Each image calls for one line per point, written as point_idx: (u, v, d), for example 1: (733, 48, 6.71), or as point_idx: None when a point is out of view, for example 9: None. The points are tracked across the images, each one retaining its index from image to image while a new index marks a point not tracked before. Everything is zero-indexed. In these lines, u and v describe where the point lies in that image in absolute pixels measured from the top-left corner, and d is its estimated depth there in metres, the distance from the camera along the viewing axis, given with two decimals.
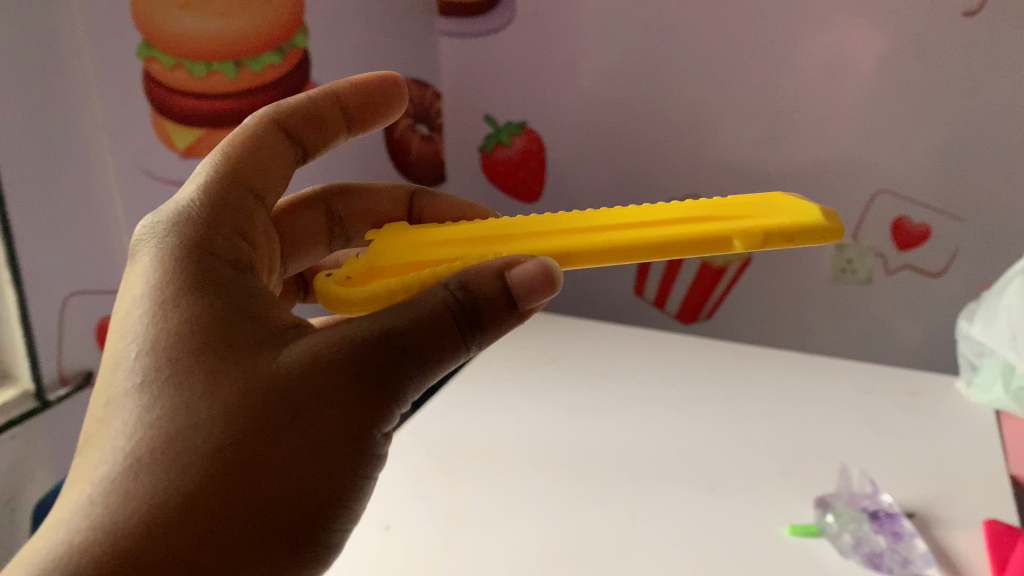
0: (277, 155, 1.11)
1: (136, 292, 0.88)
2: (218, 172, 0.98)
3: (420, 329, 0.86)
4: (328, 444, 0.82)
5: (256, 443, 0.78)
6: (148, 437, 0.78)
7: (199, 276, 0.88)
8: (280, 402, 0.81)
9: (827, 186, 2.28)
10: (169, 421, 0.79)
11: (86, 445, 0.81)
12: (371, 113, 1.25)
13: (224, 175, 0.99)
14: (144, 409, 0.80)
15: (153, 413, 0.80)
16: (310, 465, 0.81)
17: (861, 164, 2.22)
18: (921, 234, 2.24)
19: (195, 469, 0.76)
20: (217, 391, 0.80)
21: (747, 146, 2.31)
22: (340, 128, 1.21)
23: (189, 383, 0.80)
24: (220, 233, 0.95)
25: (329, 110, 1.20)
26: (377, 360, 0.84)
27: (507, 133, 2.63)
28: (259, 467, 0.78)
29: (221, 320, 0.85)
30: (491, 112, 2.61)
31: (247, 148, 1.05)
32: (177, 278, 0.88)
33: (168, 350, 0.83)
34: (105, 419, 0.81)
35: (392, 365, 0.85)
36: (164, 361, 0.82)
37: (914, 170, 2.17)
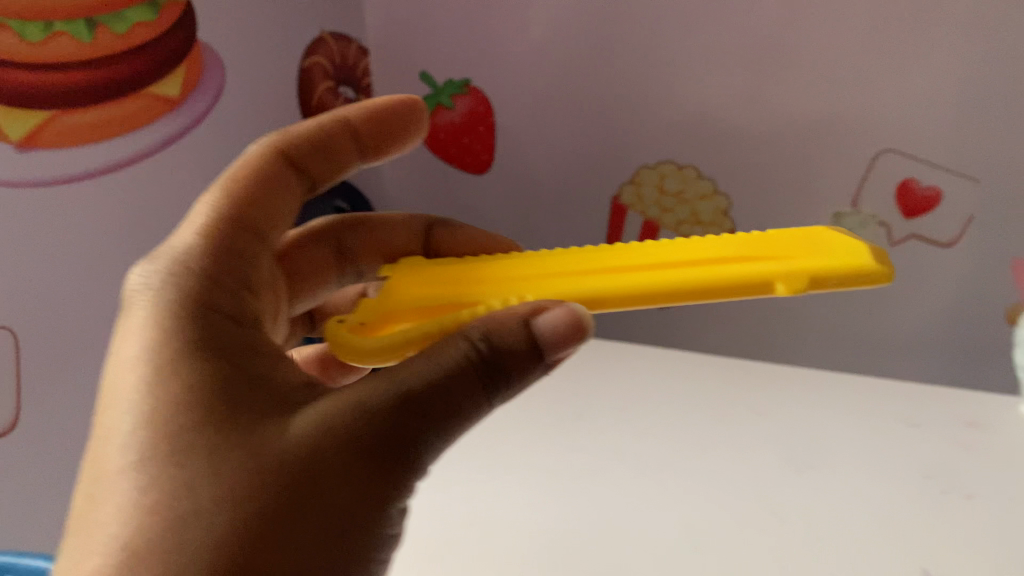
0: (284, 185, 1.04)
1: (130, 353, 0.80)
2: (221, 218, 0.93)
3: (443, 386, 0.76)
4: (339, 531, 0.71)
5: (266, 525, 0.68)
6: (147, 518, 0.68)
7: (202, 337, 0.80)
8: (287, 479, 0.71)
9: (845, 147, 1.68)
10: (169, 499, 0.69)
11: (81, 518, 0.72)
12: (386, 144, 1.15)
13: (219, 224, 0.92)
14: (141, 490, 0.70)
15: (151, 490, 0.69)
16: (315, 551, 0.69)
17: (900, 116, 1.59)
18: (929, 198, 1.68)
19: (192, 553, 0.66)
20: (222, 458, 0.71)
21: (754, 101, 1.67)
22: (349, 155, 1.12)
23: (188, 456, 0.71)
24: (220, 287, 0.87)
25: (340, 139, 1.11)
26: (391, 429, 0.74)
27: (448, 93, 1.94)
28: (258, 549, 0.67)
29: (227, 385, 0.76)
30: (427, 69, 1.91)
31: (246, 192, 0.98)
32: (178, 335, 0.79)
33: (167, 421, 0.73)
34: (98, 498, 0.72)
35: (407, 435, 0.74)
36: (157, 433, 0.73)
37: (940, 114, 1.56)
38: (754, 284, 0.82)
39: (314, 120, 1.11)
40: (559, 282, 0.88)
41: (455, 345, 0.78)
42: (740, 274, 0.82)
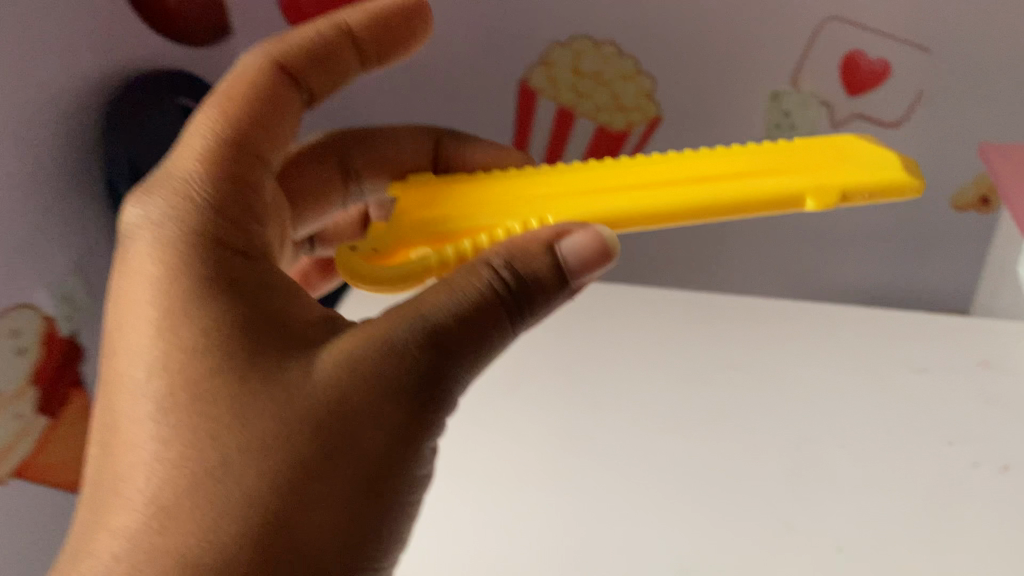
0: (278, 105, 0.80)
1: (137, 294, 0.68)
2: (210, 144, 0.74)
3: (463, 325, 0.67)
4: (376, 482, 0.64)
5: (302, 486, 0.62)
6: (177, 482, 0.62)
7: (206, 282, 0.67)
8: (318, 434, 0.63)
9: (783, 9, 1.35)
10: (200, 459, 0.62)
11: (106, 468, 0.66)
12: (392, 52, 0.90)
13: (214, 156, 0.73)
14: (166, 448, 0.63)
15: (179, 449, 0.63)
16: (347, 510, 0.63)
17: None
18: (878, 72, 1.39)
19: (227, 519, 0.61)
20: (254, 415, 0.63)
21: None
22: (351, 65, 0.88)
23: (213, 407, 0.63)
24: (222, 220, 0.70)
25: (336, 45, 0.86)
26: (420, 376, 0.65)
27: None
28: (293, 514, 0.61)
29: (251, 335, 0.66)
30: None
31: (235, 113, 0.76)
32: (182, 277, 0.67)
33: (193, 357, 0.65)
34: (125, 453, 0.65)
35: (438, 374, 0.66)
36: (177, 378, 0.65)
37: None
38: (780, 202, 0.70)
39: (309, 25, 0.87)
40: (583, 205, 0.73)
41: (478, 276, 0.68)
42: (767, 186, 0.70)
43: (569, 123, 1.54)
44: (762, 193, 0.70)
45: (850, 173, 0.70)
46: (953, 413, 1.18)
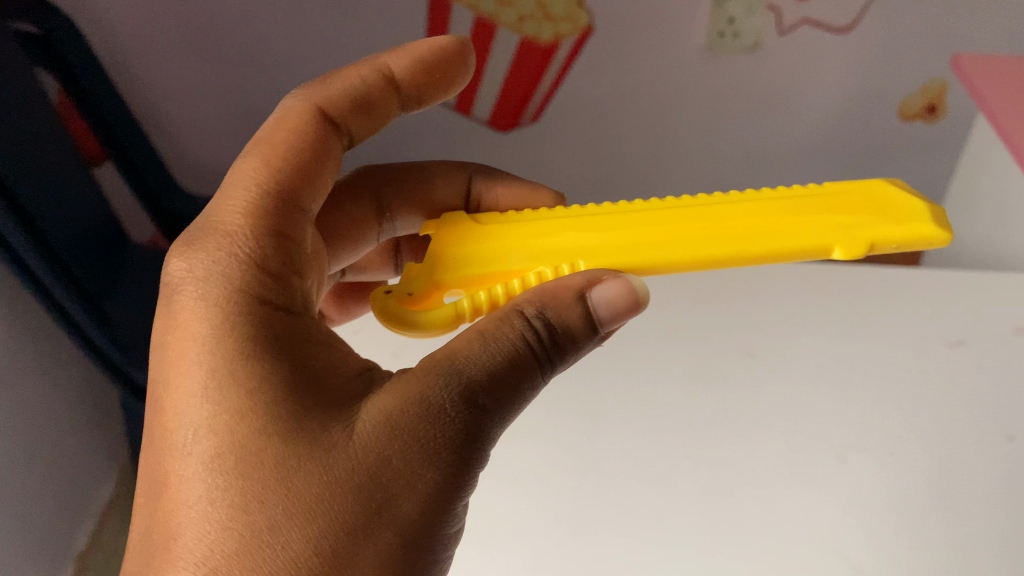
0: (324, 142, 0.81)
1: (182, 349, 0.65)
2: (254, 203, 0.72)
3: (500, 381, 0.67)
4: (419, 547, 0.62)
5: (348, 549, 0.59)
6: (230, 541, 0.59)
7: (253, 343, 0.64)
8: (365, 496, 0.61)
9: None
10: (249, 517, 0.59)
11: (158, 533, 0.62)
12: (429, 92, 0.88)
13: (256, 208, 0.72)
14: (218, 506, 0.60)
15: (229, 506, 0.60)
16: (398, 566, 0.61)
17: None
18: None
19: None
20: (304, 470, 0.60)
21: None
22: (392, 110, 0.88)
23: (259, 473, 0.60)
24: (268, 280, 0.68)
25: (375, 86, 0.86)
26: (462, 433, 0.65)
27: None
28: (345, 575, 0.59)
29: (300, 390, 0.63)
30: None
31: (286, 165, 0.76)
32: (226, 331, 0.64)
33: (242, 413, 0.62)
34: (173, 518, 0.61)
35: (477, 430, 0.65)
36: (229, 436, 0.61)
37: None
38: (806, 253, 0.75)
39: (353, 68, 0.86)
40: (621, 254, 0.76)
41: (511, 327, 0.68)
42: (800, 241, 0.75)
43: (489, 35, 1.29)
44: (790, 246, 0.75)
45: (881, 226, 0.75)
46: (943, 361, 1.19)
